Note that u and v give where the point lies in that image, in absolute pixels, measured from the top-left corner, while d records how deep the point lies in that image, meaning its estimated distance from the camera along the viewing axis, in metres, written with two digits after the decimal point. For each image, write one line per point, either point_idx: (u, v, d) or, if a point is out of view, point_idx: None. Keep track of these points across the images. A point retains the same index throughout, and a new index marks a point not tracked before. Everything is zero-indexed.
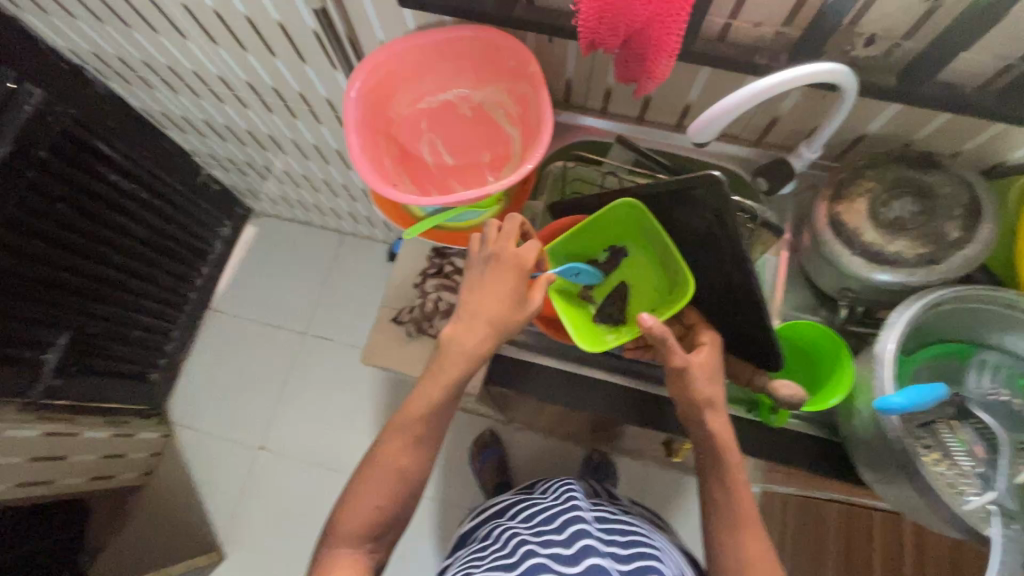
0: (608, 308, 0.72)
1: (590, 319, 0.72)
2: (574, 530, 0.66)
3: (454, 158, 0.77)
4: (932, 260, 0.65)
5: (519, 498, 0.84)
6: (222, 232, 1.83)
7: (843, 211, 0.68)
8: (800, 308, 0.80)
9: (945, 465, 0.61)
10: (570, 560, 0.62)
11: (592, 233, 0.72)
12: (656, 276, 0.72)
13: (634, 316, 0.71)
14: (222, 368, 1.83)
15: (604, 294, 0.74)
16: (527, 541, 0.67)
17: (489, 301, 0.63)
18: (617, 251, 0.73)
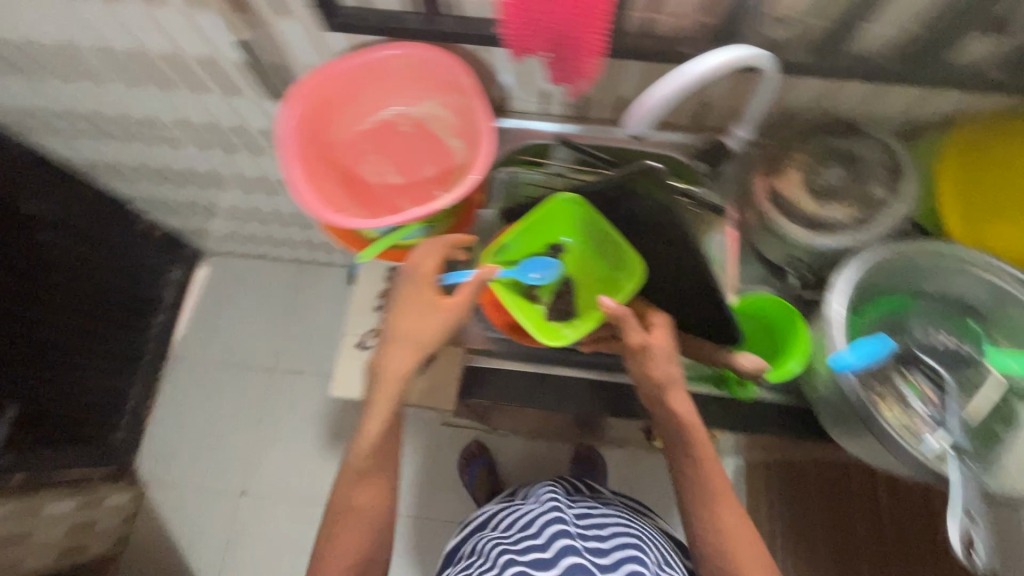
0: (559, 304, 0.73)
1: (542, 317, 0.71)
2: (552, 531, 0.68)
3: (399, 176, 0.76)
4: (864, 221, 0.69)
5: (500, 507, 0.85)
6: (173, 276, 1.76)
7: (780, 184, 0.72)
8: (754, 281, 0.83)
9: (903, 415, 0.64)
10: (548, 563, 0.64)
11: (535, 232, 0.72)
12: (597, 263, 0.73)
13: (585, 305, 0.73)
14: (190, 418, 1.75)
15: (550, 291, 0.74)
16: (507, 550, 0.68)
17: (405, 320, 0.65)
18: (557, 247, 0.74)
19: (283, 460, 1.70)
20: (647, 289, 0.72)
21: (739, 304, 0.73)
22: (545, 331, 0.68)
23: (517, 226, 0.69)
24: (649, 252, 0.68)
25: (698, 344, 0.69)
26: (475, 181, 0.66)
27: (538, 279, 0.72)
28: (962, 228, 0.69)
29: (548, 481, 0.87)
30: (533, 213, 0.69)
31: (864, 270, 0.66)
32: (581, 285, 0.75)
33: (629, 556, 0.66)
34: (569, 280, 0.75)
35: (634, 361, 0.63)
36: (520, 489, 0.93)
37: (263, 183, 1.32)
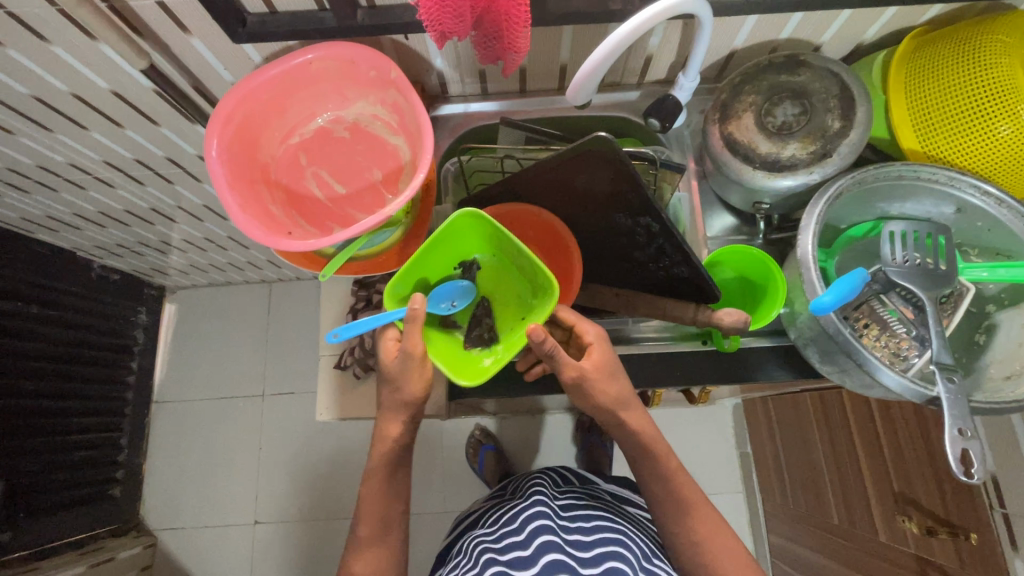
0: (477, 330, 0.69)
1: (461, 346, 0.69)
2: (533, 529, 0.73)
3: (344, 186, 0.71)
4: (824, 154, 0.67)
5: (492, 509, 0.90)
6: (139, 319, 1.70)
7: (733, 130, 0.70)
8: (725, 231, 0.82)
9: (884, 338, 0.67)
10: (526, 562, 0.69)
11: (435, 256, 0.67)
12: (516, 281, 0.70)
13: (505, 331, 0.69)
14: (188, 458, 1.72)
15: (468, 317, 0.71)
16: (489, 549, 0.73)
17: (385, 383, 0.69)
18: (466, 266, 0.70)
19: (289, 483, 1.67)
20: (617, 260, 0.69)
21: (718, 254, 0.73)
22: (461, 365, 0.66)
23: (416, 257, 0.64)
24: (613, 222, 0.66)
25: (677, 308, 0.66)
26: (422, 179, 0.62)
27: (449, 306, 0.69)
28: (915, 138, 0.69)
29: (536, 475, 0.92)
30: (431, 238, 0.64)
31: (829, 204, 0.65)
32: (501, 305, 0.70)
33: (609, 552, 0.71)
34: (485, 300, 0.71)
35: (578, 390, 0.64)
36: (510, 486, 0.97)
37: (208, 209, 1.26)
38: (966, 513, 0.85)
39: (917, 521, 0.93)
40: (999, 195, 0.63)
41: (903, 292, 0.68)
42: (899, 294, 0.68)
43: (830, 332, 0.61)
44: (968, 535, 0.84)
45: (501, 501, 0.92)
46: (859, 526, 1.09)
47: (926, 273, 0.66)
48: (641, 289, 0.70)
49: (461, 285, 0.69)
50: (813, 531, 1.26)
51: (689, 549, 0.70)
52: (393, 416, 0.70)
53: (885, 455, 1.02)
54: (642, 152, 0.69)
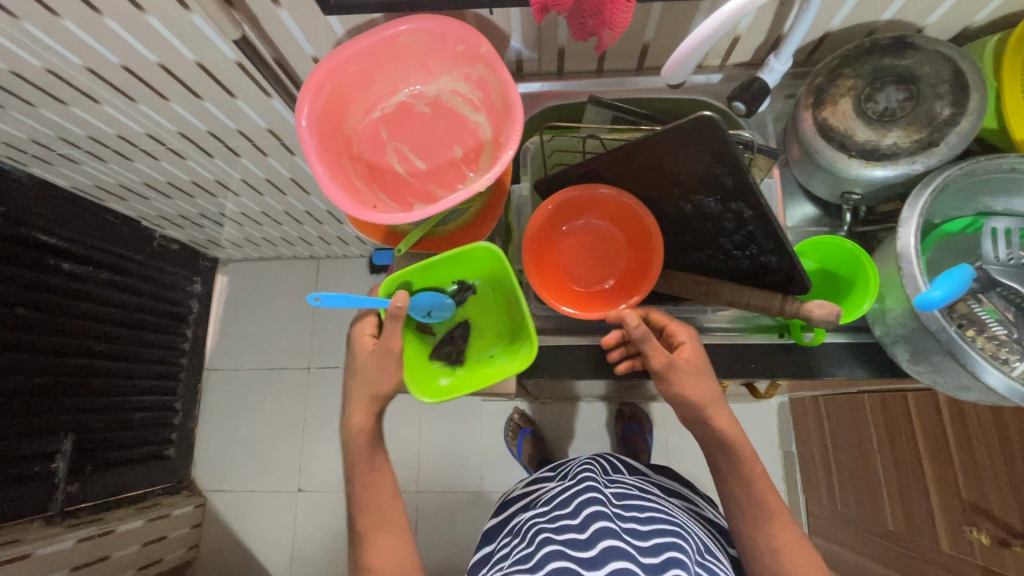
0: (447, 347, 0.77)
1: (427, 354, 0.77)
2: (588, 513, 0.72)
3: (424, 161, 0.70)
4: (930, 143, 0.64)
5: (541, 492, 0.88)
6: (195, 289, 1.76)
7: (829, 115, 0.67)
8: (804, 221, 0.80)
9: (982, 338, 0.62)
10: (585, 545, 0.68)
11: (441, 271, 0.72)
12: (501, 316, 0.76)
13: (471, 358, 0.76)
14: (237, 424, 1.78)
15: (444, 330, 0.77)
16: (544, 530, 0.73)
17: (353, 366, 0.79)
18: (462, 286, 0.75)
19: (332, 454, 1.72)
20: (699, 245, 0.68)
21: (805, 246, 0.72)
22: (421, 375, 0.75)
23: (421, 266, 0.69)
24: (700, 207, 0.64)
25: (762, 298, 0.64)
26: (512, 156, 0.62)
27: (428, 316, 0.75)
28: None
29: (586, 460, 0.89)
30: (444, 256, 0.69)
31: (932, 197, 0.62)
32: (478, 332, 0.77)
33: (668, 542, 0.70)
34: (466, 322, 0.77)
35: (667, 381, 0.67)
36: (556, 469, 0.95)
37: (269, 183, 1.28)
38: None
39: (988, 532, 0.90)
40: None
41: (1003, 292, 0.64)
42: (1000, 294, 0.64)
43: (929, 330, 0.59)
44: None
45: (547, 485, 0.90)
46: (917, 533, 1.06)
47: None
48: (722, 277, 0.69)
49: (449, 304, 0.75)
50: (862, 534, 1.23)
51: (754, 543, 0.69)
52: (363, 411, 0.78)
53: (954, 460, 0.98)
54: (738, 137, 0.68)
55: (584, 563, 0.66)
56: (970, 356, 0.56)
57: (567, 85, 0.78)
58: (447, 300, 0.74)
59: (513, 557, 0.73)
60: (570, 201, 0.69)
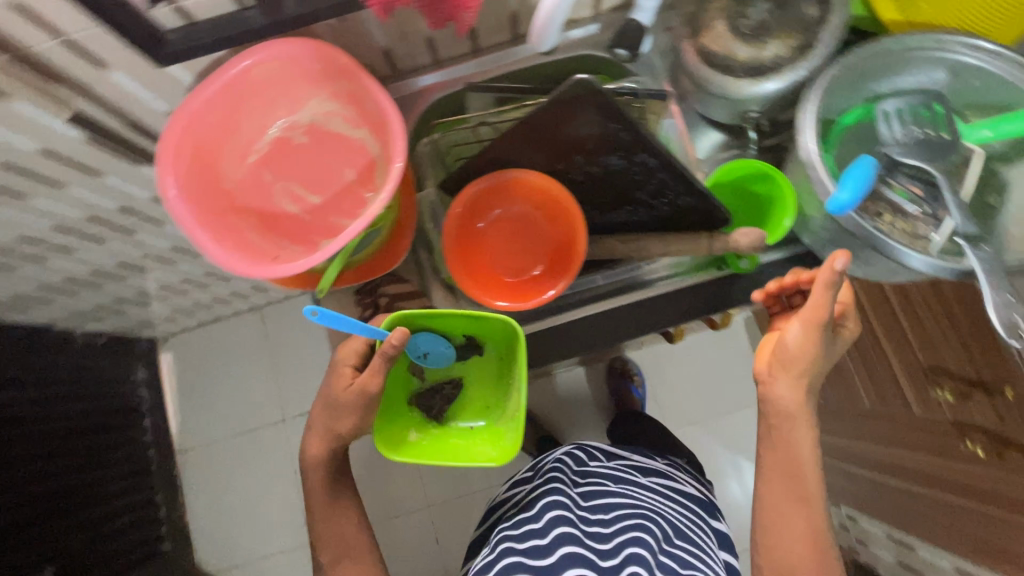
0: (430, 398, 0.76)
1: (406, 398, 0.75)
2: (550, 517, 0.75)
3: (318, 194, 0.66)
4: (807, 46, 0.64)
5: (512, 494, 0.87)
6: (139, 376, 1.66)
7: (708, 42, 0.66)
8: (715, 149, 0.80)
9: (895, 220, 0.64)
10: (544, 552, 0.72)
11: (458, 324, 0.70)
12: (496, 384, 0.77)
13: (450, 421, 0.76)
14: (228, 496, 1.72)
15: (434, 380, 0.77)
16: (507, 536, 0.76)
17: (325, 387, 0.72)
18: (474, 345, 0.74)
19: None
20: (618, 205, 0.66)
21: (721, 173, 0.70)
22: (391, 421, 0.73)
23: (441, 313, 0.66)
24: (609, 167, 0.62)
25: (690, 241, 0.64)
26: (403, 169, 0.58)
27: (425, 359, 0.74)
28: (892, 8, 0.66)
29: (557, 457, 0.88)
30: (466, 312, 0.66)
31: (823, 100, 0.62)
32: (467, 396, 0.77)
33: (629, 539, 0.74)
34: (458, 381, 0.77)
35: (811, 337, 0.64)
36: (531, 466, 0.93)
37: (181, 250, 1.21)
38: (998, 372, 0.85)
39: (950, 388, 0.95)
40: (993, 49, 0.61)
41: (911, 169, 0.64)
42: (906, 173, 0.65)
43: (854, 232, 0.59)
44: (1004, 392, 0.84)
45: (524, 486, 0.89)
46: (891, 406, 1.12)
47: (933, 145, 0.63)
48: (651, 230, 0.67)
49: (449, 355, 0.74)
50: (845, 420, 1.30)
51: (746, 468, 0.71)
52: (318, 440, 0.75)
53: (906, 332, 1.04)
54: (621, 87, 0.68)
55: (542, 571, 0.70)
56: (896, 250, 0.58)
57: (442, 75, 0.74)
58: (451, 352, 0.73)
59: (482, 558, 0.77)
60: (478, 195, 0.66)
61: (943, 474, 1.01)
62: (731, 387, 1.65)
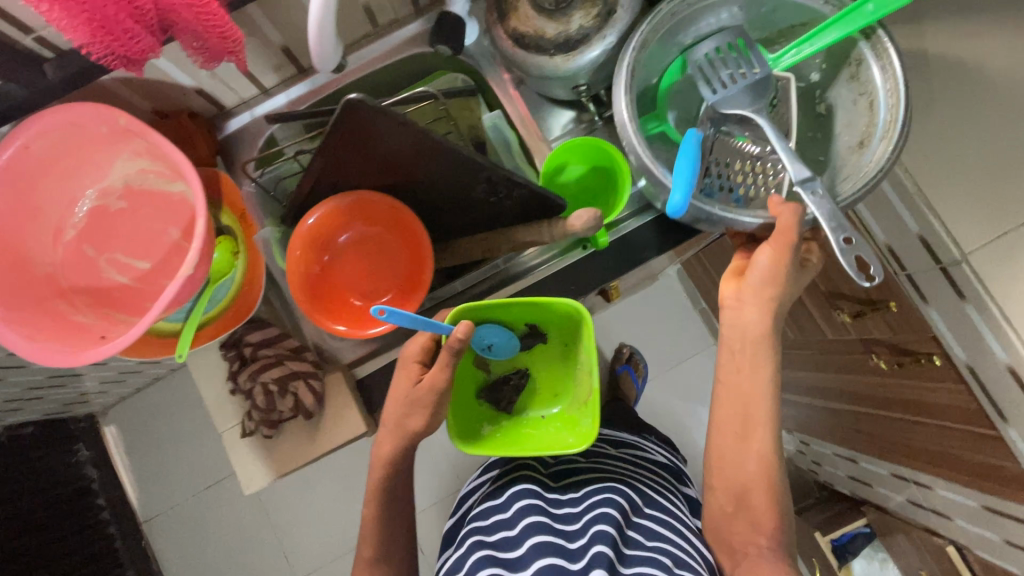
0: (499, 389, 0.74)
1: (473, 390, 0.74)
2: (519, 506, 0.72)
3: (148, 260, 0.63)
4: (610, 11, 0.62)
5: (484, 482, 0.84)
6: (82, 456, 1.55)
7: (517, 24, 0.64)
8: (568, 125, 0.77)
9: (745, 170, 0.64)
10: (513, 543, 0.68)
11: (516, 312, 0.67)
12: (565, 369, 0.74)
13: (522, 411, 0.74)
14: (203, 556, 1.64)
15: (500, 370, 0.75)
16: (477, 531, 0.72)
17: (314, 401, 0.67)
18: (537, 333, 0.72)
19: (310, 531, 1.61)
20: (462, 208, 0.64)
21: (555, 157, 0.68)
22: (463, 421, 0.72)
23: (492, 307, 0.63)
24: (433, 174, 0.60)
25: (530, 232, 0.62)
26: (204, 226, 0.55)
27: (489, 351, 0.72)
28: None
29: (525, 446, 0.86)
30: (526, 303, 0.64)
31: (633, 91, 0.60)
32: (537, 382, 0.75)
33: (597, 515, 0.70)
34: (526, 370, 0.74)
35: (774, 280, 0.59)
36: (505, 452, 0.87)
37: None
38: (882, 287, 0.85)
39: (848, 309, 0.96)
40: None
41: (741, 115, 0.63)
42: (736, 120, 0.63)
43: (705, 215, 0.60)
44: (889, 306, 0.84)
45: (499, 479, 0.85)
46: (809, 335, 1.15)
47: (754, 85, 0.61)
48: (501, 226, 0.66)
49: (512, 345, 0.71)
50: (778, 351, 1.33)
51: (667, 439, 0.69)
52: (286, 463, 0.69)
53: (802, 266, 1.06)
54: (420, 93, 0.68)
55: (510, 564, 0.67)
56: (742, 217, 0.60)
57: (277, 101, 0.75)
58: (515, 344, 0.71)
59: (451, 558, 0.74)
60: (315, 226, 0.63)
61: (865, 389, 1.04)
62: (676, 341, 1.68)
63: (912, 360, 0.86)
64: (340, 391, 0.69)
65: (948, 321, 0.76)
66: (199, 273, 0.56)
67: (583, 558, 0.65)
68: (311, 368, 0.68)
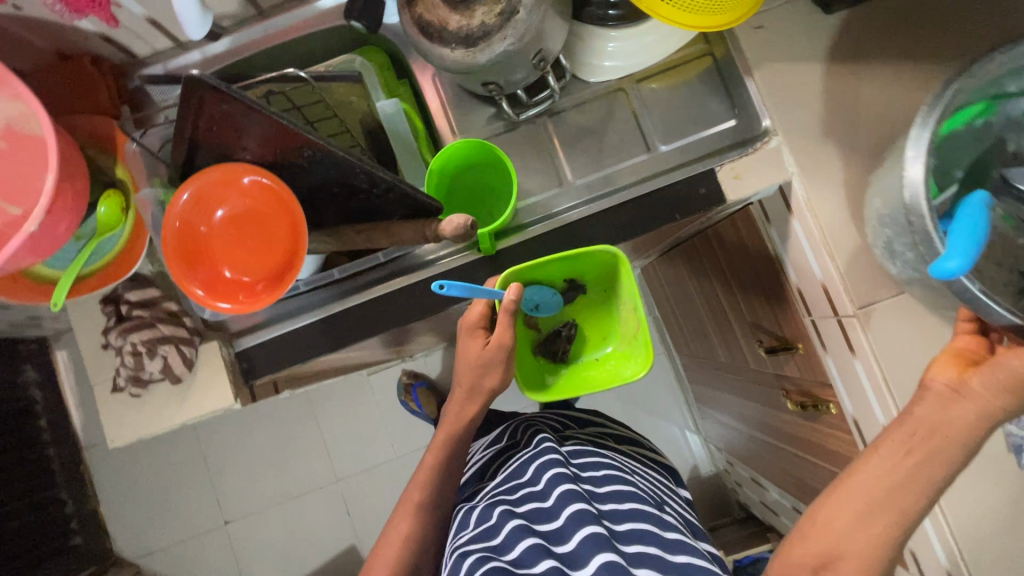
0: (552, 343, 0.77)
1: (530, 349, 0.78)
2: (550, 478, 0.67)
3: (20, 205, 0.62)
4: (513, 10, 0.59)
5: (493, 454, 0.83)
6: (29, 377, 1.41)
7: (425, 11, 0.62)
8: (488, 122, 0.75)
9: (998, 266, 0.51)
10: (549, 515, 0.64)
11: (553, 269, 0.70)
12: (609, 311, 0.76)
13: (577, 359, 0.77)
14: (137, 489, 1.56)
15: (550, 325, 0.78)
16: (503, 502, 0.68)
17: (186, 368, 0.69)
18: (576, 286, 0.74)
19: (246, 476, 1.57)
20: (348, 195, 0.64)
21: (438, 162, 0.66)
22: (530, 378, 0.76)
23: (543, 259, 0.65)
24: (310, 157, 0.60)
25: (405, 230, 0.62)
26: (55, 182, 0.55)
27: (537, 308, 0.75)
28: (684, 14, 0.62)
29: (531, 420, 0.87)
30: (562, 256, 0.67)
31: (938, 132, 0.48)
32: (586, 331, 0.77)
33: (627, 504, 0.65)
34: (574, 322, 0.77)
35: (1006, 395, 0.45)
36: (509, 431, 0.87)
37: None
38: (794, 328, 0.83)
39: (766, 343, 0.93)
40: None
41: None
42: None
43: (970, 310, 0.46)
44: (798, 346, 0.83)
45: (501, 459, 0.81)
46: (735, 359, 1.12)
47: None
48: (388, 219, 0.65)
49: (556, 296, 0.74)
50: (710, 371, 1.31)
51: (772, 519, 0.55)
52: (151, 422, 0.70)
53: (717, 291, 1.05)
54: (291, 75, 0.66)
55: (550, 536, 0.62)
56: (1009, 317, 0.44)
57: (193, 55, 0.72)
58: (557, 298, 0.74)
59: (464, 526, 0.68)
60: (190, 203, 0.62)
61: (776, 422, 1.03)
62: None
63: (812, 406, 0.84)
64: (212, 360, 0.70)
65: (842, 370, 0.74)
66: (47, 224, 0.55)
67: (630, 543, 0.60)
68: (186, 334, 0.69)
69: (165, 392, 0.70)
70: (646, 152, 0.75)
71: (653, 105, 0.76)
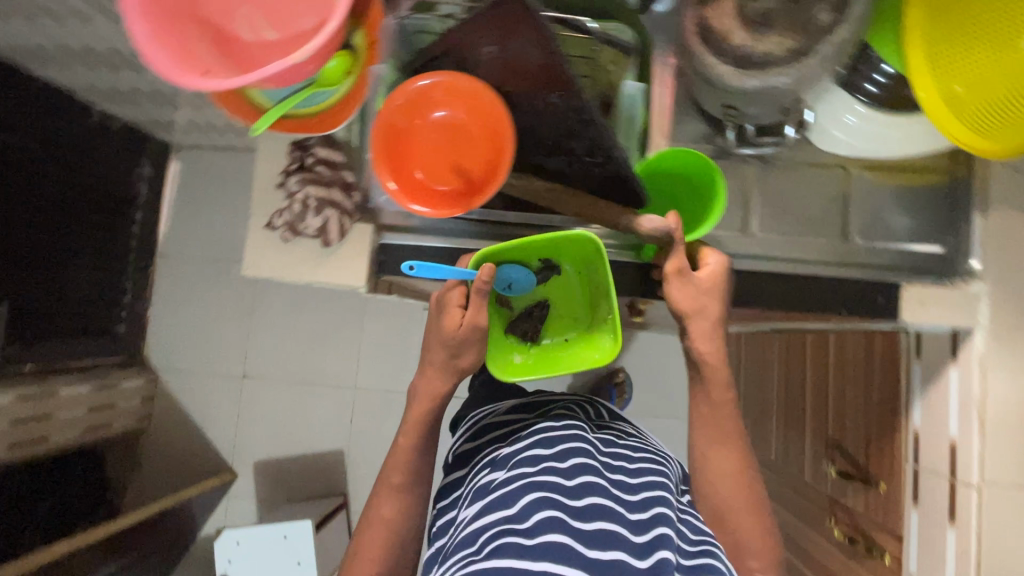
0: (523, 323, 0.75)
1: (501, 329, 0.76)
2: (575, 461, 0.66)
3: (277, 32, 0.63)
4: (802, 54, 0.58)
5: (513, 416, 0.82)
6: (142, 173, 1.49)
7: (712, 14, 0.60)
8: (698, 142, 0.74)
9: None
10: (572, 493, 0.62)
11: (528, 250, 0.68)
12: (584, 295, 0.74)
13: (545, 339, 0.75)
14: (185, 312, 1.65)
15: (523, 305, 0.76)
16: (524, 467, 0.66)
17: (338, 237, 0.72)
18: (551, 267, 0.72)
19: (279, 345, 1.64)
20: (556, 151, 0.65)
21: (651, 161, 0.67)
22: (498, 358, 0.74)
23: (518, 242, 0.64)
24: (552, 104, 0.62)
25: (598, 211, 0.65)
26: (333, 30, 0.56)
27: (511, 287, 0.73)
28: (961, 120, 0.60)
29: (542, 398, 0.85)
30: (539, 238, 0.65)
31: None
32: (555, 312, 0.76)
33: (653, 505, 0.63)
34: (546, 302, 0.75)
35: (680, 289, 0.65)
36: (525, 403, 0.85)
37: None
38: (883, 465, 0.80)
39: (839, 465, 0.90)
40: None
41: None
42: None
43: None
44: (879, 484, 0.80)
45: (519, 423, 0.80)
46: (788, 463, 1.09)
47: None
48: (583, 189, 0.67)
49: (532, 277, 0.72)
50: None
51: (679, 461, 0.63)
52: (285, 270, 0.73)
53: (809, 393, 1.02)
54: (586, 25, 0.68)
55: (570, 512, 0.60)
56: None
57: None
58: (532, 278, 0.72)
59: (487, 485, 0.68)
60: (424, 89, 0.63)
61: (808, 543, 1.00)
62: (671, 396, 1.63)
63: (864, 546, 0.82)
64: (360, 241, 0.73)
65: (923, 529, 0.72)
66: (306, 61, 0.58)
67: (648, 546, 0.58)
68: (350, 208, 0.71)
69: (308, 250, 0.73)
70: (837, 237, 0.73)
71: (866, 195, 0.73)
